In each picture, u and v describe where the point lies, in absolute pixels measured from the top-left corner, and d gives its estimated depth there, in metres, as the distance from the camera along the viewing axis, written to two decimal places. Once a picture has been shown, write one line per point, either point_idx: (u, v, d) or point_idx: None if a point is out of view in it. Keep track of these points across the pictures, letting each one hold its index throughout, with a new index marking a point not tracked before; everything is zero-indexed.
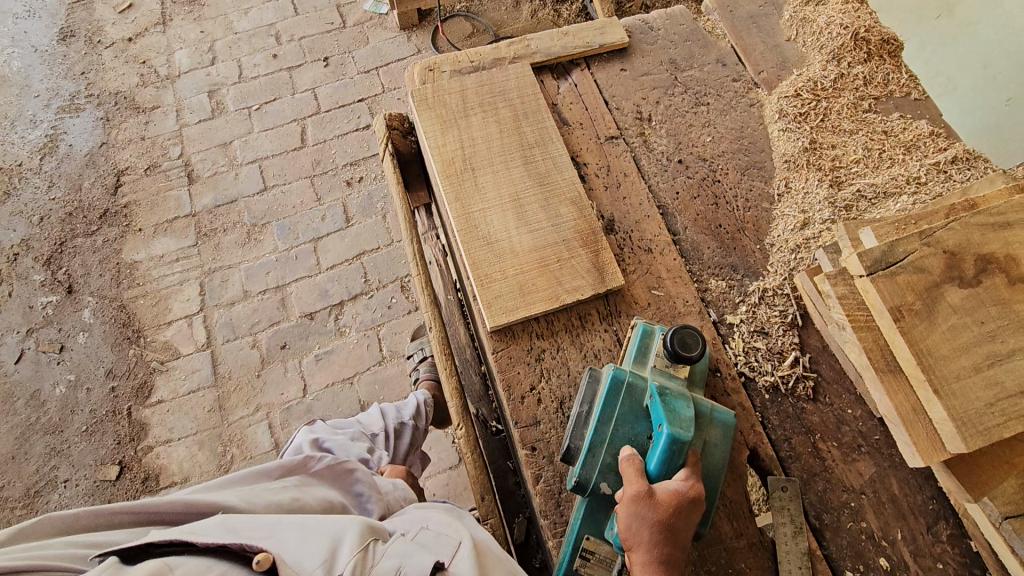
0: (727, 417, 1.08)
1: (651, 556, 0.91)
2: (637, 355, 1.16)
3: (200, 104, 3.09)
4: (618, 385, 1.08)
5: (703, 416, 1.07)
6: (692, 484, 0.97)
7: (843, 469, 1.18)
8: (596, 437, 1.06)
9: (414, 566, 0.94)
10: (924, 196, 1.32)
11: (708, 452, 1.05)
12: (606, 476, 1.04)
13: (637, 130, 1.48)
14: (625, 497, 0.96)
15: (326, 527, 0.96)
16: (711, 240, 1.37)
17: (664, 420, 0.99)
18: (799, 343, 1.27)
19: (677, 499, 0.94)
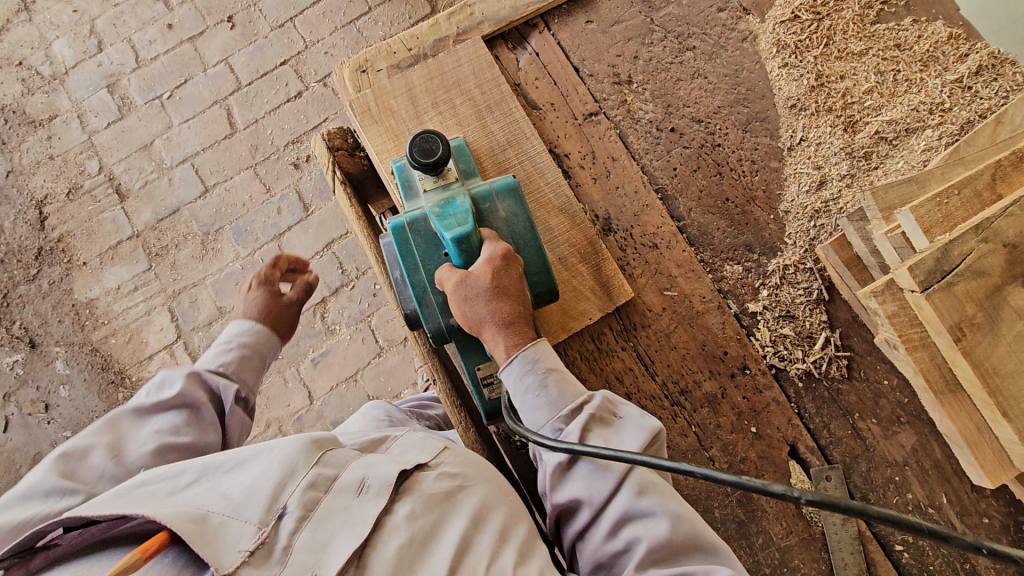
0: (507, 181, 1.10)
1: (497, 323, 0.97)
2: (405, 192, 1.12)
3: (103, 104, 2.70)
4: (403, 232, 1.06)
5: (486, 200, 1.08)
6: (495, 247, 1.00)
7: (884, 445, 1.14)
8: (418, 286, 1.05)
9: (378, 475, 0.86)
10: (950, 127, 1.18)
11: (512, 224, 1.07)
12: (449, 312, 1.06)
13: (619, 99, 1.27)
14: (449, 290, 0.98)
15: (266, 455, 0.88)
16: (720, 219, 1.23)
17: (443, 227, 1.01)
18: (828, 320, 1.17)
19: (492, 263, 0.98)
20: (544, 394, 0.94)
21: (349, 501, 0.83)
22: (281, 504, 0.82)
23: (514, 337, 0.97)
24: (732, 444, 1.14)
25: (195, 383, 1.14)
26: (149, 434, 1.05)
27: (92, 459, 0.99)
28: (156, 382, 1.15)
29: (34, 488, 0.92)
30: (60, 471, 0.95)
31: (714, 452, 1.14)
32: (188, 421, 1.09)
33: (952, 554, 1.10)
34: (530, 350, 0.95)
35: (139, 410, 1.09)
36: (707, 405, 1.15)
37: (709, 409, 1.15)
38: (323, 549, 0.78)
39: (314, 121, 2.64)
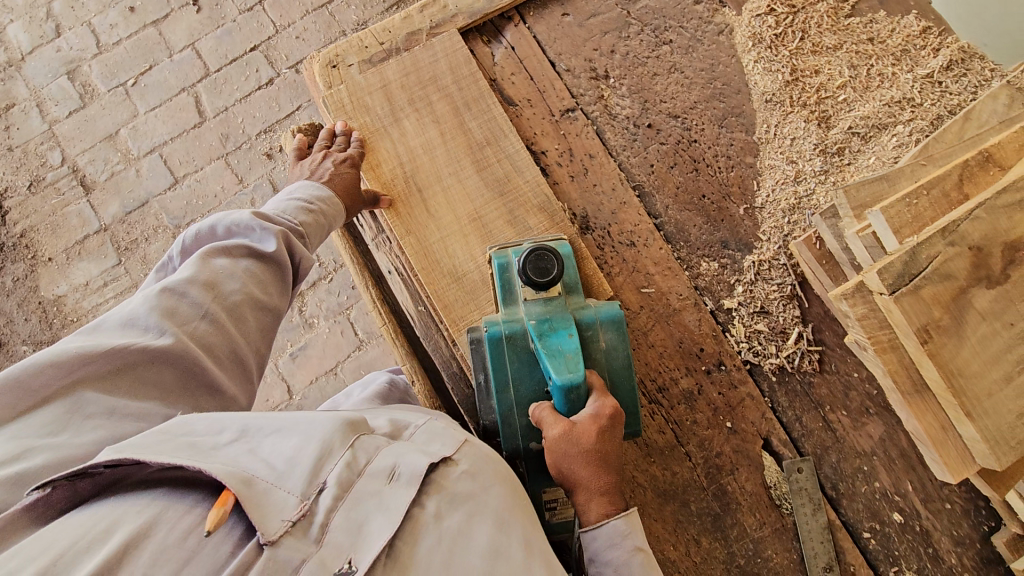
0: (614, 313, 1.03)
1: (592, 490, 0.89)
2: (503, 296, 1.04)
3: (64, 92, 2.59)
4: (498, 346, 1.01)
5: (590, 326, 1.02)
6: (601, 403, 0.92)
7: (854, 436, 1.17)
8: (504, 404, 1.01)
9: (410, 462, 0.79)
10: (921, 123, 1.19)
11: (611, 358, 1.02)
12: (531, 435, 1.01)
13: (595, 94, 1.26)
14: (545, 428, 0.92)
15: (304, 426, 0.78)
16: (697, 216, 1.23)
17: (550, 370, 0.92)
18: (801, 315, 1.19)
19: (598, 422, 0.89)
20: (614, 546, 0.87)
21: (382, 488, 0.76)
22: (322, 480, 0.73)
23: (604, 498, 0.89)
24: (708, 440, 1.16)
25: (281, 244, 0.96)
26: (239, 273, 0.90)
27: (185, 283, 0.84)
28: (232, 224, 0.97)
29: (134, 318, 0.81)
30: (162, 308, 0.81)
31: (690, 448, 1.16)
32: (256, 274, 0.93)
33: (916, 538, 1.13)
34: (622, 520, 0.88)
35: (227, 246, 0.92)
36: (684, 402, 1.17)
37: (686, 406, 1.17)
38: (359, 532, 0.71)
39: (287, 109, 2.57)
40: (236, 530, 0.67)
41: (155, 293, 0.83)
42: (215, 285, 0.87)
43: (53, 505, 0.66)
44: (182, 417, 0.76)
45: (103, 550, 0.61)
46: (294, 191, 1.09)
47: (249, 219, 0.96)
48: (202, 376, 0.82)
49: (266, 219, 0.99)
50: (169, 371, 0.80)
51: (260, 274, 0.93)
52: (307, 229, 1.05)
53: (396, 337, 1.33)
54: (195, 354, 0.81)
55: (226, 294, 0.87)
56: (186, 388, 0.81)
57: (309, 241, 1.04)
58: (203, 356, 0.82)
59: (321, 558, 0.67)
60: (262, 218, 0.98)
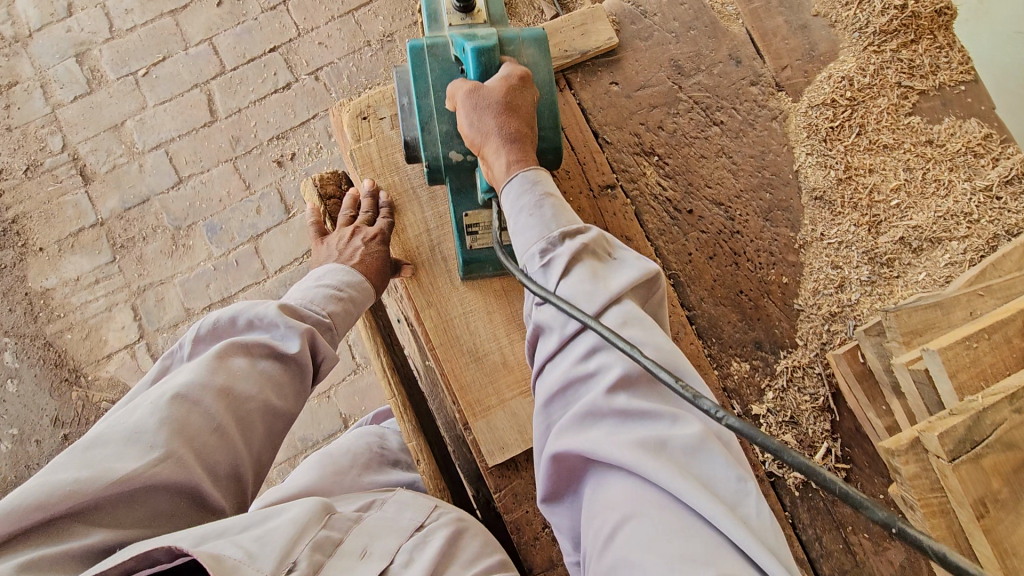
0: (536, 32, 1.01)
1: (501, 138, 0.85)
2: (429, 22, 1.04)
3: (70, 75, 2.48)
4: (420, 52, 0.98)
5: (512, 45, 1.00)
6: (513, 68, 0.91)
7: (874, 561, 1.11)
8: (424, 111, 0.96)
9: (381, 545, 0.79)
10: (976, 241, 1.13)
11: (532, 73, 0.99)
12: (452, 146, 0.96)
13: (637, 172, 1.20)
14: (459, 105, 0.88)
15: (272, 508, 0.76)
16: (732, 312, 1.17)
17: (464, 40, 0.92)
18: (831, 429, 1.14)
19: (507, 79, 0.88)
20: (538, 213, 0.80)
21: (353, 564, 0.74)
22: (293, 556, 0.70)
23: (516, 154, 0.85)
24: None
25: (305, 342, 0.89)
26: (255, 376, 0.83)
27: (200, 389, 0.76)
28: (249, 318, 0.89)
29: (141, 430, 0.71)
30: (173, 420, 0.73)
31: None
32: (274, 377, 0.86)
33: None
34: (529, 172, 0.83)
35: (246, 344, 0.85)
36: None
37: None
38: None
39: (302, 116, 2.47)
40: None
41: (166, 401, 0.74)
42: (230, 390, 0.79)
43: None
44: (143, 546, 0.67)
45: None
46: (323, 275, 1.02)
47: (273, 315, 0.89)
48: (199, 499, 0.74)
49: (292, 313, 0.92)
50: (168, 497, 0.71)
51: (278, 376, 0.86)
52: (335, 320, 0.97)
53: (405, 412, 1.22)
54: (198, 477, 0.72)
55: (240, 400, 0.80)
56: (185, 513, 0.73)
57: (335, 334, 0.97)
58: (207, 481, 0.74)
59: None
60: (286, 312, 0.91)
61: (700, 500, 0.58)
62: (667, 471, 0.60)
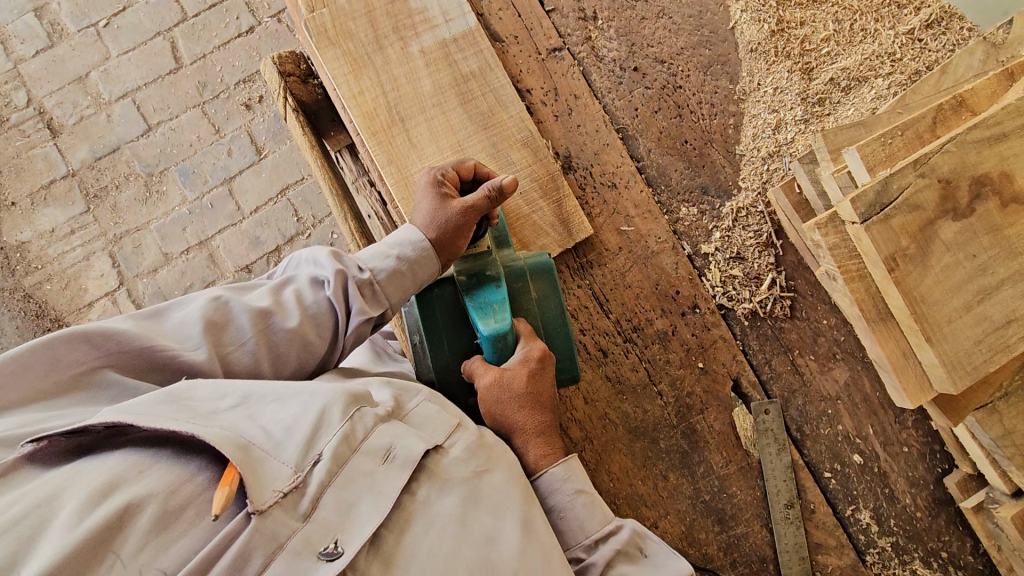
0: (543, 263, 1.07)
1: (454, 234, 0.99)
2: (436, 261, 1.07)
3: (30, 30, 2.48)
4: (435, 325, 1.04)
5: (520, 281, 1.05)
6: (530, 347, 0.97)
7: (820, 380, 1.20)
8: (441, 367, 1.04)
9: (406, 446, 0.82)
10: (900, 76, 1.21)
11: (541, 307, 1.07)
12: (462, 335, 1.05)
13: (583, 35, 1.26)
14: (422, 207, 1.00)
15: (306, 399, 0.80)
16: (678, 160, 1.24)
17: (479, 321, 0.96)
18: (776, 262, 1.21)
19: (528, 364, 0.95)
20: (569, 515, 0.90)
21: (374, 467, 0.78)
22: (317, 453, 0.76)
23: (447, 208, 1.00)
24: (679, 379, 1.18)
25: (337, 285, 0.92)
26: (301, 313, 0.90)
27: (241, 309, 0.86)
28: (312, 258, 0.97)
29: (186, 328, 0.84)
30: (207, 326, 0.84)
31: (662, 387, 1.18)
32: (316, 317, 0.92)
33: (874, 480, 1.18)
34: (565, 466, 0.93)
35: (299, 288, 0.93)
36: (657, 342, 1.19)
37: (659, 346, 1.19)
38: (349, 512, 0.74)
39: (267, 59, 2.50)
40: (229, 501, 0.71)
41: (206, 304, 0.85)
42: (267, 323, 0.88)
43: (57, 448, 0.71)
44: (187, 383, 0.79)
45: (97, 514, 0.64)
46: (397, 243, 0.97)
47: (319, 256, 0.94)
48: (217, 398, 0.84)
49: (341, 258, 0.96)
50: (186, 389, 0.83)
51: (323, 318, 0.93)
52: (383, 283, 0.96)
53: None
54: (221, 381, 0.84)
55: (274, 328, 0.88)
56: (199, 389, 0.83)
57: (377, 291, 0.96)
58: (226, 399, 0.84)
59: (309, 534, 0.71)
60: (335, 258, 0.94)
61: None
62: None
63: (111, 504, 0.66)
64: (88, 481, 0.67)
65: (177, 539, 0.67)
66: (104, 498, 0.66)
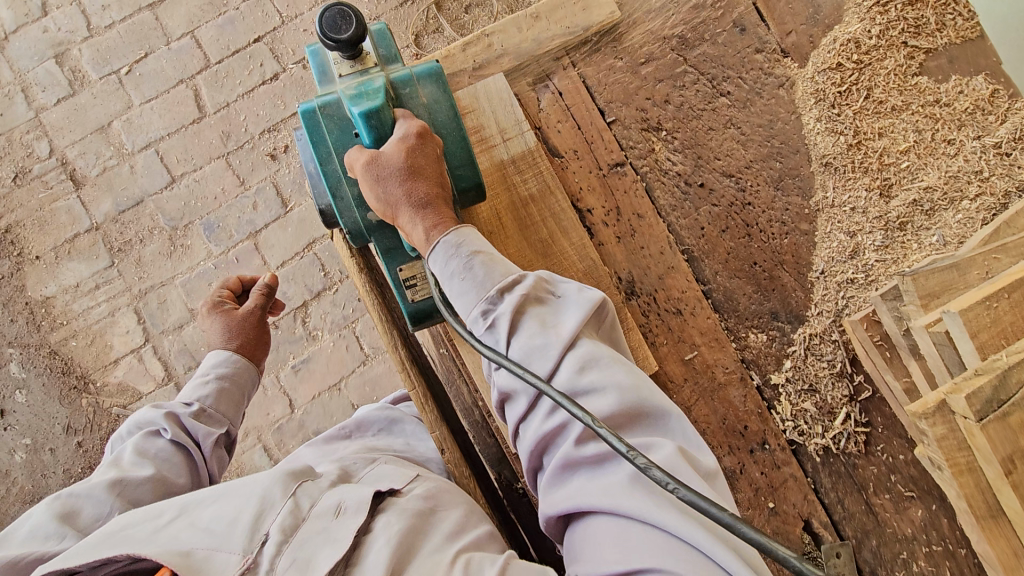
0: (429, 66, 1.03)
1: (412, 205, 0.91)
2: (319, 76, 1.05)
3: (52, 77, 2.42)
4: (313, 116, 0.99)
5: (407, 85, 1.02)
6: (409, 126, 0.95)
7: (895, 520, 1.14)
8: (331, 177, 1.01)
9: (354, 497, 0.78)
10: (987, 200, 1.13)
11: (433, 112, 1.02)
12: (367, 206, 1.03)
13: (646, 147, 1.18)
14: (359, 174, 0.93)
15: (245, 485, 0.79)
16: (746, 283, 1.17)
17: (352, 104, 0.95)
18: (851, 394, 1.14)
19: (405, 143, 0.92)
20: (469, 275, 0.86)
21: (327, 524, 0.74)
22: (264, 530, 0.71)
23: (433, 220, 0.91)
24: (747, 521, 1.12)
25: (173, 423, 1.00)
26: (148, 455, 0.94)
27: (88, 488, 0.86)
28: (136, 423, 1.02)
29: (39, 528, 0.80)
30: (62, 512, 0.82)
31: None
32: (168, 455, 0.96)
33: None
34: (452, 234, 0.89)
35: (144, 442, 0.96)
36: (725, 482, 1.12)
37: (726, 486, 1.12)
38: (308, 567, 0.68)
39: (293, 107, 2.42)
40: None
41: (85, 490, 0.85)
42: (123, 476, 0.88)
43: None
44: (120, 520, 0.78)
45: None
46: (213, 366, 1.11)
47: (146, 416, 1.01)
48: None
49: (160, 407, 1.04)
50: None
51: (173, 455, 0.96)
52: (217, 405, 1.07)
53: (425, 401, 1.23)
54: None
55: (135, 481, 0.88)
56: None
57: (214, 414, 1.06)
58: None
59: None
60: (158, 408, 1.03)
61: (657, 513, 0.66)
62: (643, 504, 0.67)
63: None
64: None
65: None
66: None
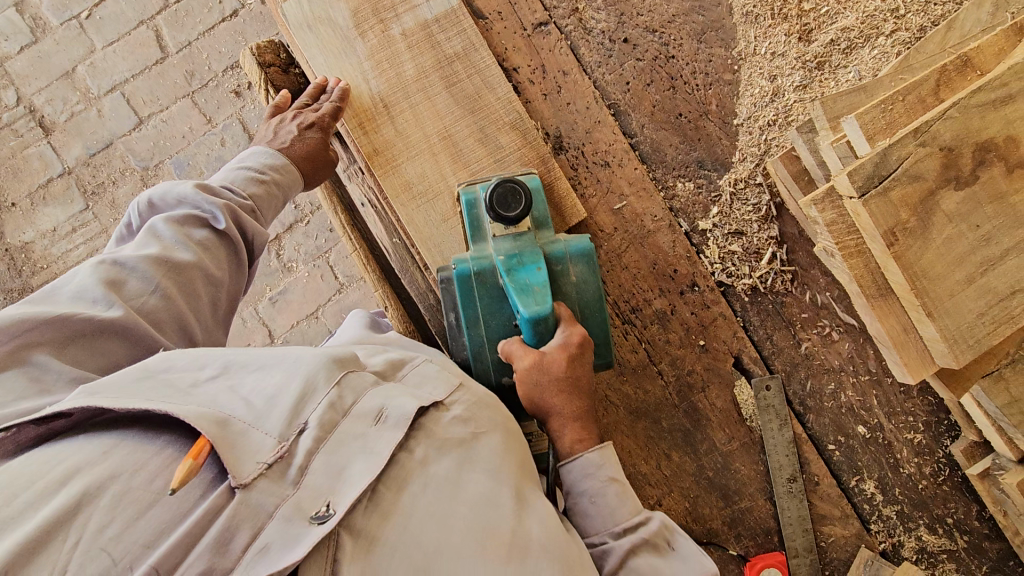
0: (583, 244, 0.98)
1: (567, 416, 0.88)
2: (473, 234, 0.99)
3: (13, 26, 2.44)
4: (467, 281, 0.96)
5: (560, 261, 0.97)
6: (572, 333, 0.90)
7: (822, 353, 1.19)
8: (476, 342, 0.98)
9: (398, 406, 0.76)
10: (903, 35, 1.15)
11: (580, 291, 0.97)
12: (505, 370, 0.99)
13: (569, 7, 1.21)
14: (515, 363, 0.89)
15: (291, 363, 0.76)
16: (672, 135, 1.20)
17: (519, 304, 0.89)
18: (777, 235, 1.18)
19: (567, 350, 0.88)
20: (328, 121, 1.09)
21: (366, 429, 0.73)
22: (303, 420, 0.71)
23: (577, 429, 0.87)
24: (680, 358, 1.17)
25: (229, 218, 0.93)
26: (191, 243, 0.89)
27: (135, 259, 0.83)
28: (167, 194, 0.95)
29: (86, 291, 0.79)
30: (108, 280, 0.80)
31: (662, 366, 1.17)
32: (211, 246, 0.92)
33: (878, 449, 1.18)
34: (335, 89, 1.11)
35: (179, 220, 0.90)
36: (656, 322, 1.18)
37: (658, 326, 1.18)
38: (341, 475, 0.69)
39: (253, 42, 2.43)
40: (204, 470, 0.64)
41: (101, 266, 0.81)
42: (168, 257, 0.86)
43: (19, 442, 0.65)
44: (160, 359, 0.74)
45: (62, 493, 0.59)
46: (253, 161, 1.02)
47: (194, 191, 0.93)
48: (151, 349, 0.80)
49: (211, 192, 0.95)
50: (122, 346, 0.78)
51: (215, 247, 0.92)
52: (259, 202, 1.00)
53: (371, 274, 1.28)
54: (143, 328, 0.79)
55: (181, 267, 0.86)
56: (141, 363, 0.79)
57: (260, 213, 1.00)
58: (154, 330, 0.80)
59: (298, 502, 0.65)
60: (205, 190, 0.94)
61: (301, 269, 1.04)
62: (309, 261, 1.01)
63: (70, 490, 0.59)
64: (49, 468, 0.61)
65: (142, 511, 0.60)
66: (69, 477, 0.60)
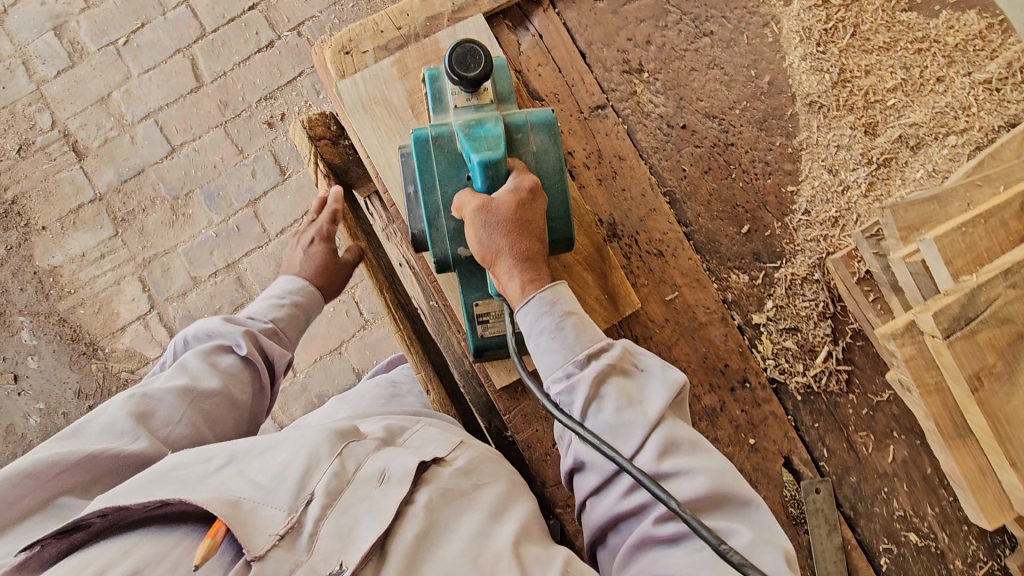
0: (546, 116, 0.96)
1: (513, 257, 0.85)
2: (435, 106, 0.99)
3: (52, 50, 2.45)
4: (425, 143, 0.94)
5: (521, 130, 0.96)
6: (522, 179, 0.88)
7: (876, 456, 1.15)
8: (431, 207, 0.94)
9: (399, 465, 0.78)
10: (973, 136, 1.12)
11: (540, 161, 0.95)
12: (459, 240, 0.94)
13: (627, 90, 1.19)
14: (466, 216, 0.87)
15: (293, 439, 0.78)
16: (728, 224, 1.17)
17: (471, 150, 0.89)
18: (833, 334, 1.15)
19: (517, 195, 0.86)
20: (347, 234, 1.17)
21: (372, 491, 0.74)
22: (310, 490, 0.72)
23: (528, 272, 0.85)
24: (728, 457, 1.13)
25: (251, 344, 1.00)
26: (218, 371, 0.95)
27: (162, 390, 0.87)
28: (195, 333, 1.02)
29: (112, 424, 0.82)
30: (138, 412, 0.84)
31: None
32: (236, 373, 0.97)
33: (931, 560, 1.12)
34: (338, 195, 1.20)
35: (207, 351, 0.97)
36: (705, 418, 1.14)
37: (706, 423, 1.13)
38: (349, 535, 0.69)
39: (289, 75, 2.43)
40: (222, 551, 0.65)
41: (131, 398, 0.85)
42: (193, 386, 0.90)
43: (44, 560, 0.65)
44: (172, 459, 0.76)
45: None
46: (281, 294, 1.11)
47: (221, 325, 1.01)
48: None
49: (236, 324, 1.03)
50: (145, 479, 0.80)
51: (240, 373, 0.98)
52: (284, 330, 1.08)
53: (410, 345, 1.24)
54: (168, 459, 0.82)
55: (205, 394, 0.91)
56: None
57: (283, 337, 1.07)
58: None
59: (313, 564, 0.66)
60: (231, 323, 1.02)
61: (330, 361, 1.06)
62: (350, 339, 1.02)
63: None
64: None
65: None
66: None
